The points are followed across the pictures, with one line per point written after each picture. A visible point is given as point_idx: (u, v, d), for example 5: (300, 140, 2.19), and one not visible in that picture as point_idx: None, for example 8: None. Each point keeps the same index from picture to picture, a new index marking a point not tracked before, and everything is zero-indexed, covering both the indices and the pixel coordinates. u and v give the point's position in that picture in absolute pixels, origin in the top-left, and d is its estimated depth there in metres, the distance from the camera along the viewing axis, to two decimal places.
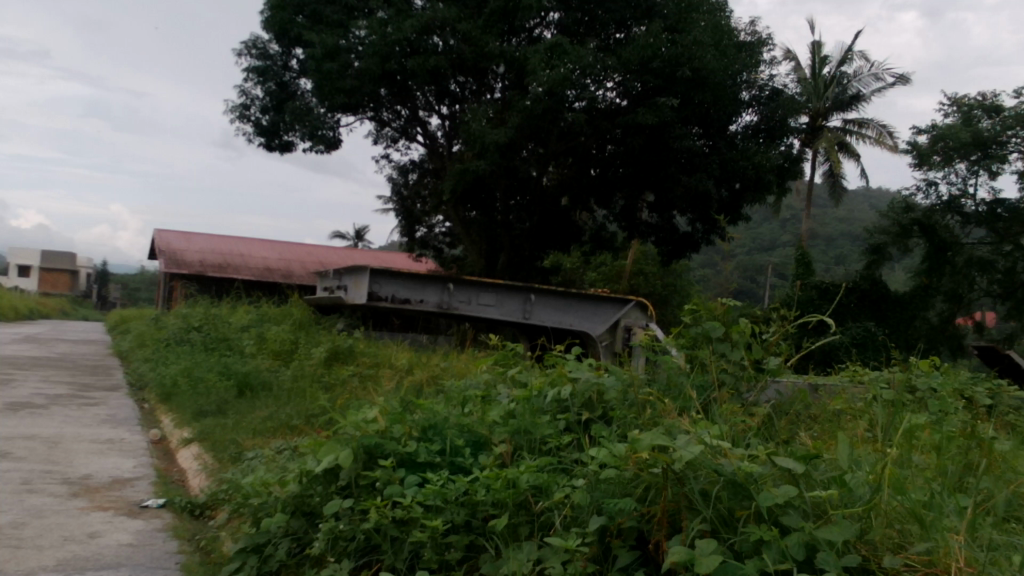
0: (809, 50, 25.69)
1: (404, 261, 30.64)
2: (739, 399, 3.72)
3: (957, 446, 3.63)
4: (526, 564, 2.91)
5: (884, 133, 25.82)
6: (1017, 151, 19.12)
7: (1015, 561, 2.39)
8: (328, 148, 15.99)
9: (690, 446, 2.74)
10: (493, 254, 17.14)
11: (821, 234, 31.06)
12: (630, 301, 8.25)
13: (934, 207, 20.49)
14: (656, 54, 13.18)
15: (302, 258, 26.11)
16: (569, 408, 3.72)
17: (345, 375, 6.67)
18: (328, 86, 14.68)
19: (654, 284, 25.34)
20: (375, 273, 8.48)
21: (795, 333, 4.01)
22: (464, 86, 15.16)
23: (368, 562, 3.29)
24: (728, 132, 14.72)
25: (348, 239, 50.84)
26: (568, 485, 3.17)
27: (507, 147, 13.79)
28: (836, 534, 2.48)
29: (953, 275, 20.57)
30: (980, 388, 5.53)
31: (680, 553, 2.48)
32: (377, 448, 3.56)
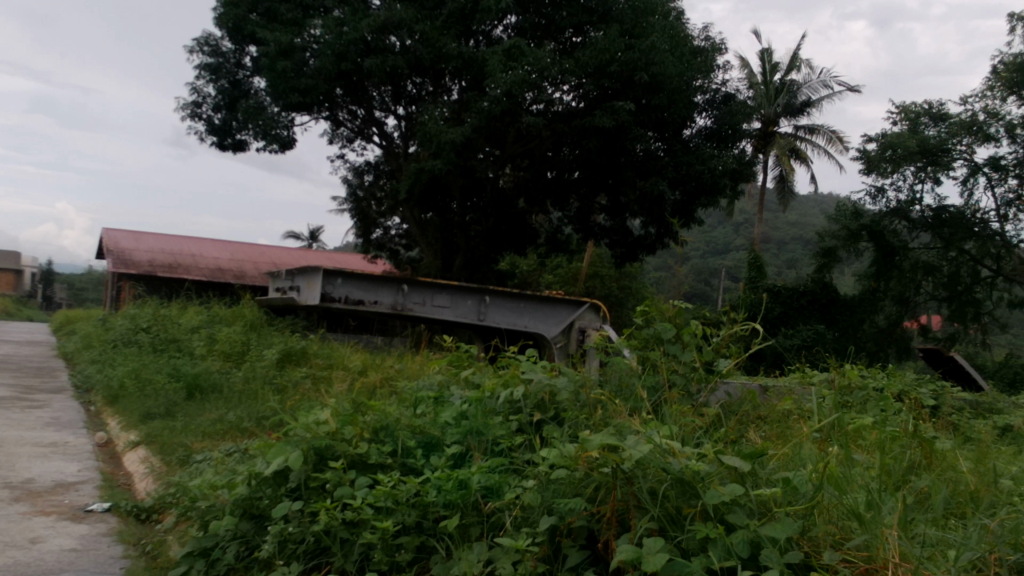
0: (760, 57, 26.11)
1: (358, 262, 30.46)
2: (690, 400, 3.74)
3: (900, 445, 3.72)
4: (476, 565, 2.90)
5: (833, 139, 26.33)
6: (961, 158, 19.70)
7: (952, 553, 2.44)
8: (282, 148, 15.82)
9: (640, 446, 2.77)
10: (450, 256, 17.10)
11: (773, 238, 31.63)
12: (584, 302, 8.31)
13: (882, 213, 20.82)
14: (614, 58, 13.24)
15: (255, 259, 25.82)
16: (522, 409, 3.74)
17: (298, 377, 6.61)
18: (283, 85, 14.52)
19: (610, 286, 25.55)
20: (328, 274, 8.40)
21: (744, 335, 4.06)
22: (421, 87, 15.13)
23: (318, 564, 3.26)
24: (683, 136, 14.97)
25: (303, 240, 50.47)
26: (519, 485, 3.19)
27: (463, 147, 13.76)
28: (779, 531, 2.53)
29: (901, 280, 21.02)
30: (926, 390, 5.73)
31: (627, 552, 2.51)
32: (328, 449, 3.54)
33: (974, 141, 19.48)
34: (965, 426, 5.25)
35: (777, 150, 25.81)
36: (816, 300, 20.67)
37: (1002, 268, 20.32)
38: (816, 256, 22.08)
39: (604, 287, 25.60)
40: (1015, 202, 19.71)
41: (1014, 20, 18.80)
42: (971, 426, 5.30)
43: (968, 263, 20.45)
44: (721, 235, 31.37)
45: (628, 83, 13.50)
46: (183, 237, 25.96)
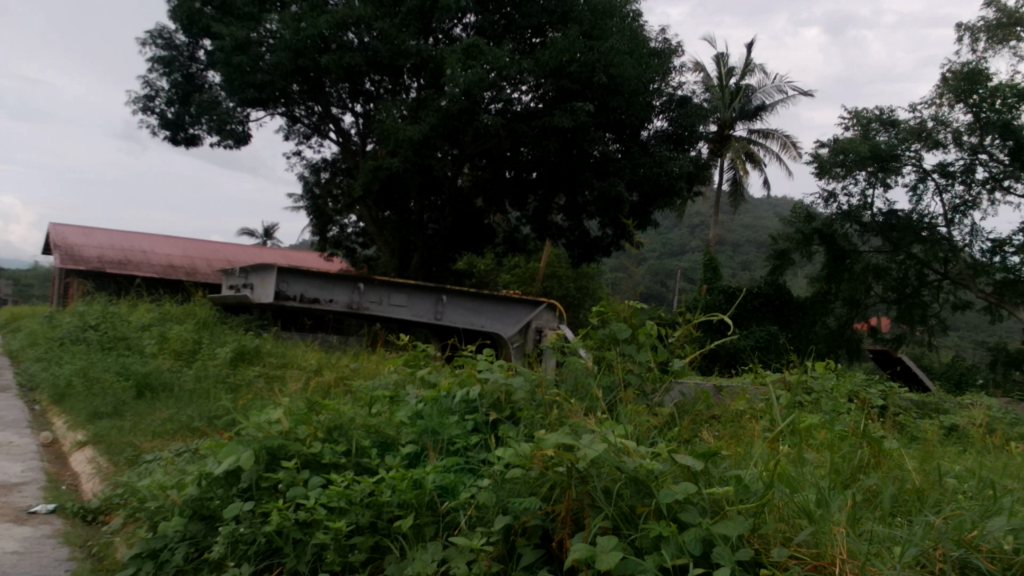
0: (716, 61, 26.44)
1: (314, 260, 30.18)
2: (644, 399, 3.77)
3: (848, 445, 3.78)
4: (430, 565, 2.89)
5: (787, 144, 26.76)
6: (910, 164, 20.13)
7: (897, 550, 2.48)
8: (237, 143, 15.60)
9: (594, 445, 2.78)
10: (407, 254, 17.01)
11: (728, 240, 32.08)
12: (541, 302, 8.30)
13: (833, 217, 21.13)
14: (573, 58, 13.29)
15: (209, 256, 25.45)
16: (478, 409, 3.75)
17: (251, 376, 6.52)
18: (238, 80, 14.33)
19: (567, 286, 25.67)
20: (282, 272, 8.30)
21: (698, 335, 4.10)
22: (379, 84, 15.02)
23: (269, 565, 3.22)
24: (640, 138, 15.10)
25: (258, 237, 49.87)
26: (473, 485, 3.19)
27: (421, 145, 13.69)
28: (730, 528, 2.57)
29: (850, 281, 21.41)
30: (874, 390, 5.85)
31: (581, 551, 2.52)
32: (280, 449, 3.49)
33: (922, 147, 19.93)
34: (911, 426, 5.37)
35: (732, 153, 26.13)
36: (770, 304, 21.65)
37: (949, 271, 20.74)
38: (770, 258, 22.42)
39: (561, 287, 25.71)
40: (961, 207, 20.20)
41: (961, 30, 19.28)
42: (917, 426, 5.42)
43: (915, 267, 20.82)
44: (678, 237, 31.70)
45: (587, 84, 13.55)
46: (133, 233, 25.47)
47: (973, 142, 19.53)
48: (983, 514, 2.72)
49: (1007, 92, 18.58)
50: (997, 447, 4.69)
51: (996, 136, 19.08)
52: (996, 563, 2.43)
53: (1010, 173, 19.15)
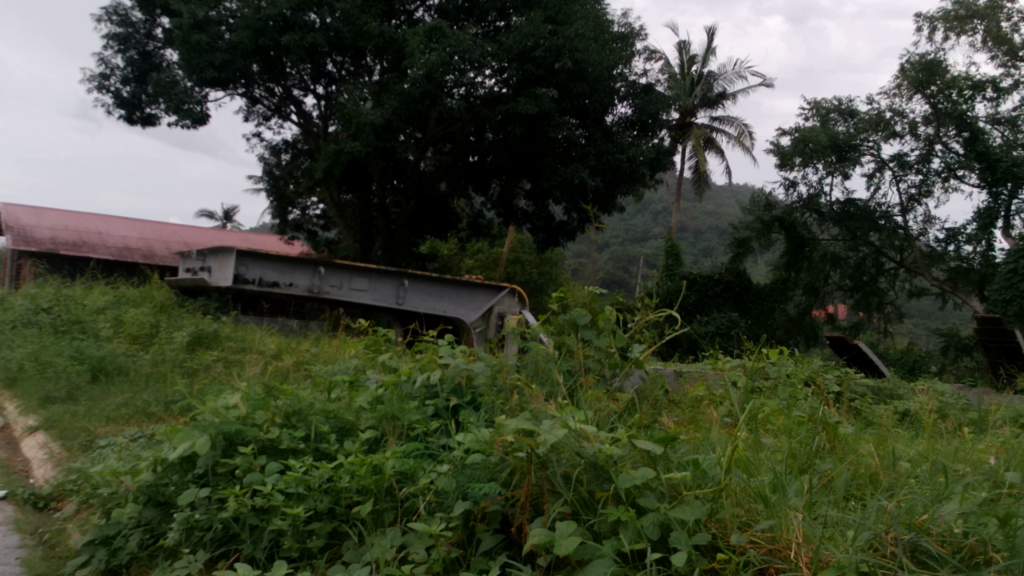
0: (678, 49, 26.56)
1: (274, 242, 29.85)
2: (605, 384, 3.80)
3: (805, 430, 3.82)
4: (389, 551, 2.87)
5: (745, 133, 27.02)
6: (869, 154, 20.47)
7: (851, 534, 2.51)
8: (195, 124, 15.31)
9: (554, 431, 2.79)
10: (369, 239, 16.85)
11: (690, 227, 32.38)
12: (504, 287, 8.29)
13: (794, 205, 21.35)
14: (537, 43, 13.26)
15: (165, 238, 25.05)
16: (438, 394, 3.75)
17: (209, 360, 6.44)
18: (196, 60, 14.06)
19: (530, 271, 25.75)
20: (242, 255, 8.17)
21: (658, 322, 4.14)
22: (342, 66, 14.85)
23: (225, 552, 3.17)
24: (604, 123, 15.11)
25: (216, 218, 49.32)
26: (433, 470, 3.18)
27: (385, 128, 13.47)
28: (688, 513, 2.58)
29: (810, 270, 21.38)
30: (830, 377, 5.96)
31: (540, 535, 2.53)
32: (238, 435, 3.45)
33: (879, 138, 20.25)
34: (865, 411, 5.48)
35: (694, 141, 26.31)
36: (730, 290, 22.38)
37: (904, 260, 21.16)
38: (730, 246, 22.67)
39: (524, 273, 25.78)
40: (916, 197, 20.58)
41: (920, 22, 19.59)
42: (870, 410, 5.54)
43: (872, 255, 21.22)
44: (640, 223, 31.91)
45: (552, 69, 13.54)
46: (88, 215, 24.95)
47: (929, 133, 19.88)
48: (935, 499, 2.76)
49: (964, 84, 18.97)
50: (949, 432, 4.80)
51: (952, 127, 19.44)
52: (945, 545, 2.45)
53: (964, 163, 19.48)
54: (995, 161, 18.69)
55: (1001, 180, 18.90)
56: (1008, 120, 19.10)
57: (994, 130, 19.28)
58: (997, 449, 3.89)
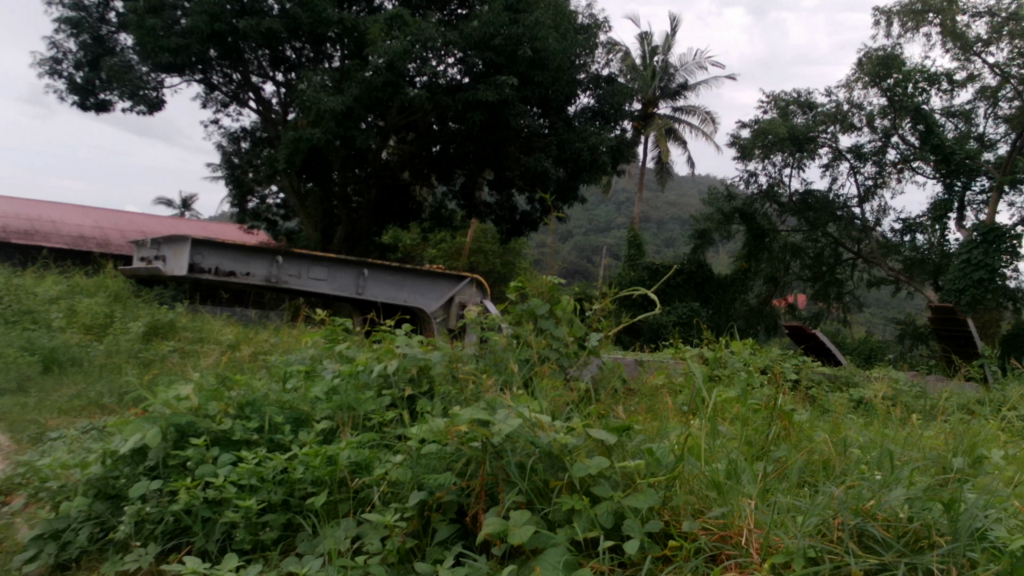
0: (640, 40, 26.65)
1: (233, 231, 29.48)
2: (562, 373, 3.82)
3: (761, 417, 3.86)
4: (343, 542, 2.85)
5: (707, 121, 27.22)
6: (827, 145, 20.75)
7: (800, 519, 2.55)
8: (150, 110, 15.02)
9: (509, 420, 2.77)
10: (330, 227, 16.66)
11: (653, 218, 32.63)
12: (465, 277, 8.30)
13: (753, 196, 21.58)
14: (498, 31, 13.19)
15: (121, 226, 24.62)
16: (394, 384, 3.73)
17: (165, 351, 6.32)
18: (150, 44, 13.76)
19: (493, 261, 25.84)
20: (197, 244, 8.00)
21: (616, 311, 4.17)
22: (300, 52, 14.65)
23: (178, 545, 3.12)
24: (566, 114, 15.19)
25: (175, 207, 48.93)
26: (389, 460, 3.16)
27: (345, 116, 13.32)
28: (641, 501, 2.61)
29: (771, 259, 21.86)
30: (788, 365, 6.06)
31: (494, 525, 2.53)
32: (189, 427, 3.39)
33: (837, 130, 20.55)
34: (821, 398, 5.58)
35: (656, 131, 26.47)
36: (692, 280, 23.02)
37: (862, 250, 21.51)
38: (691, 237, 22.86)
39: (487, 263, 25.85)
40: (873, 188, 20.93)
41: (877, 15, 19.87)
42: (826, 398, 5.63)
43: (831, 245, 21.56)
44: (603, 213, 32.09)
45: (512, 57, 13.48)
46: (40, 203, 24.39)
47: (885, 125, 20.21)
48: (882, 484, 2.81)
49: (919, 77, 19.28)
50: (901, 419, 4.89)
51: (908, 120, 19.77)
52: (891, 530, 2.49)
53: (919, 155, 19.89)
54: (949, 154, 19.13)
55: (955, 172, 19.35)
56: (962, 113, 19.51)
57: (949, 122, 19.67)
58: (946, 434, 3.98)
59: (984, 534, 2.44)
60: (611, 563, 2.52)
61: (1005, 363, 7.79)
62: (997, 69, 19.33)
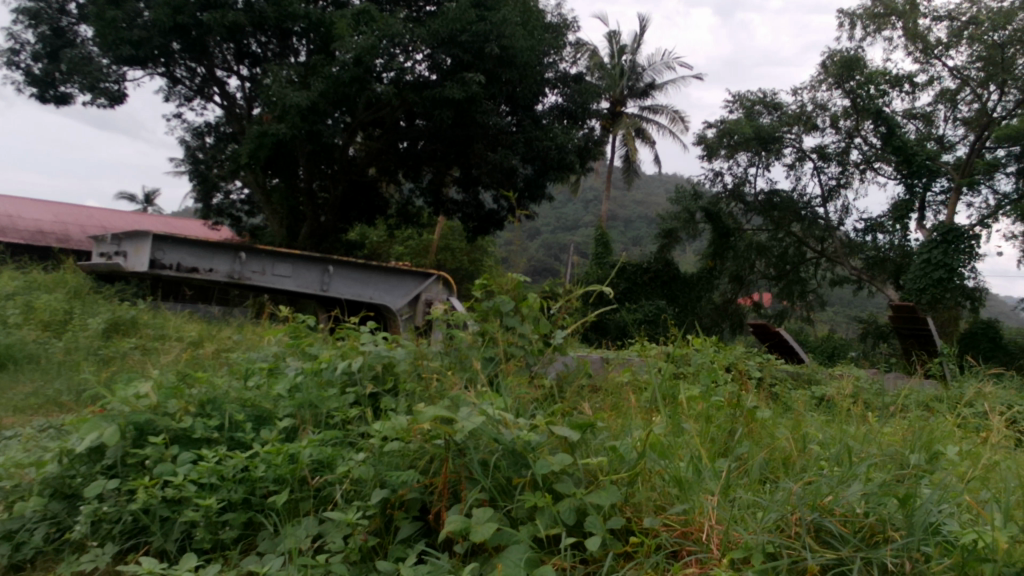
0: (608, 39, 26.74)
1: (196, 227, 29.12)
2: (527, 371, 3.83)
3: (723, 414, 3.89)
4: (304, 541, 2.82)
5: (675, 120, 27.41)
6: (791, 146, 21.00)
7: (760, 515, 2.58)
8: (111, 103, 14.77)
9: (472, 418, 2.77)
10: (296, 224, 16.51)
11: (620, 216, 32.80)
12: (431, 274, 8.29)
13: (720, 195, 21.80)
14: (465, 28, 13.14)
15: (80, 222, 24.21)
16: (358, 381, 3.71)
17: (126, 349, 6.22)
18: (112, 36, 13.55)
19: (461, 258, 25.82)
20: (158, 239, 7.86)
21: (581, 309, 4.18)
22: (266, 47, 14.50)
23: (136, 545, 3.07)
24: (535, 111, 15.23)
25: (138, 202, 48.25)
26: (351, 458, 3.15)
27: (311, 111, 13.20)
28: (603, 499, 2.62)
29: (736, 258, 22.12)
30: (751, 363, 6.13)
31: (456, 522, 2.52)
32: (148, 425, 3.34)
33: (802, 130, 20.80)
34: (783, 395, 5.66)
35: (624, 130, 26.59)
36: (658, 279, 23.22)
37: (825, 249, 21.80)
38: (658, 235, 23.01)
39: (455, 260, 25.82)
40: (836, 188, 21.21)
41: (842, 18, 20.14)
42: (788, 395, 5.70)
43: (795, 244, 21.83)
44: (571, 211, 32.18)
45: (480, 54, 13.46)
46: None
47: (849, 126, 20.48)
48: (840, 480, 2.86)
49: (881, 79, 19.57)
50: (861, 415, 4.96)
51: (870, 121, 20.06)
52: (847, 525, 2.53)
53: (881, 156, 20.21)
54: (910, 155, 19.47)
55: (916, 173, 19.60)
56: (923, 115, 19.84)
57: (910, 124, 20.01)
58: (904, 431, 4.05)
59: (938, 528, 2.49)
60: (573, 559, 2.53)
61: (962, 361, 7.95)
62: (957, 73, 19.69)
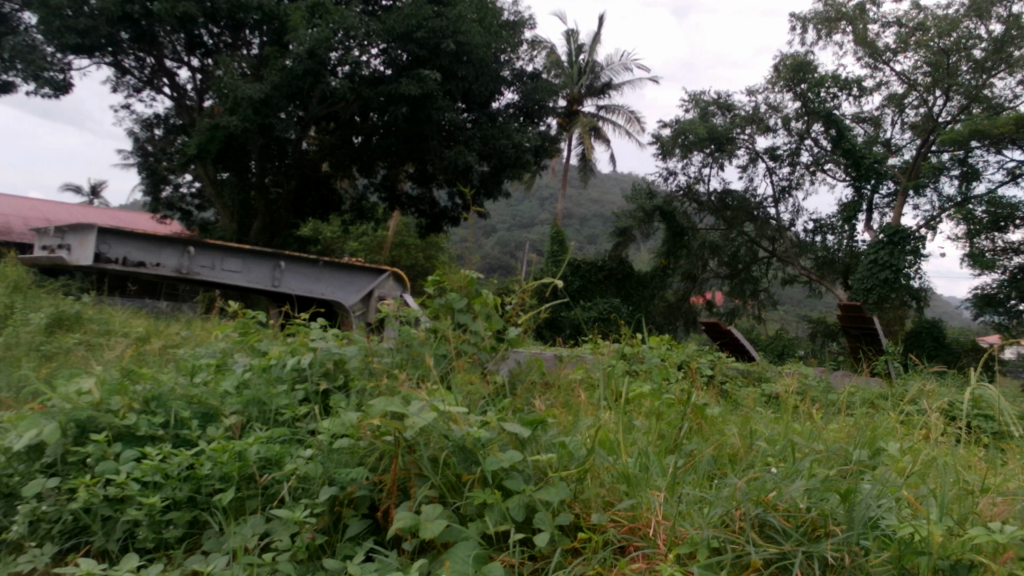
0: (566, 37, 26.84)
1: (145, 221, 28.61)
2: (479, 367, 3.83)
3: (675, 411, 3.93)
4: (251, 540, 2.79)
5: (632, 120, 27.61)
6: (744, 146, 21.30)
7: (705, 510, 2.61)
8: (55, 92, 14.41)
9: (423, 414, 2.75)
10: (247, 219, 16.26)
11: (576, 215, 33.00)
12: (385, 271, 8.25)
13: (673, 194, 22.11)
14: (421, 24, 13.10)
15: (24, 214, 23.64)
16: (308, 377, 3.68)
17: (69, 344, 6.06)
18: (56, 24, 13.19)
19: (416, 255, 25.75)
20: (103, 232, 7.68)
21: (534, 306, 4.18)
22: (218, 38, 14.29)
23: (76, 545, 2.98)
24: (491, 109, 15.26)
25: (84, 194, 47.35)
26: (299, 456, 3.13)
27: (263, 104, 13.02)
28: (553, 495, 2.63)
29: (689, 257, 22.35)
30: (702, 362, 6.21)
31: (405, 519, 2.50)
32: (91, 422, 3.25)
33: (754, 131, 21.11)
34: (734, 393, 5.73)
35: (580, 129, 26.73)
36: (613, 277, 23.36)
37: (776, 249, 22.15)
38: (613, 234, 23.16)
39: (409, 257, 25.72)
40: (787, 189, 21.58)
41: (794, 22, 20.47)
42: (738, 393, 5.78)
43: (747, 244, 22.14)
44: (527, 209, 32.26)
45: (435, 51, 13.43)
46: None
47: (800, 129, 20.84)
48: (784, 475, 2.91)
49: (831, 83, 19.95)
50: (808, 412, 5.04)
51: (821, 124, 20.45)
52: (790, 520, 2.57)
53: (831, 158, 20.62)
54: (859, 158, 19.88)
55: (865, 176, 20.04)
56: (872, 119, 20.26)
57: (858, 128, 20.43)
58: (848, 427, 4.13)
59: (877, 522, 2.54)
60: (521, 556, 2.54)
61: (907, 359, 8.14)
62: (904, 78, 20.16)
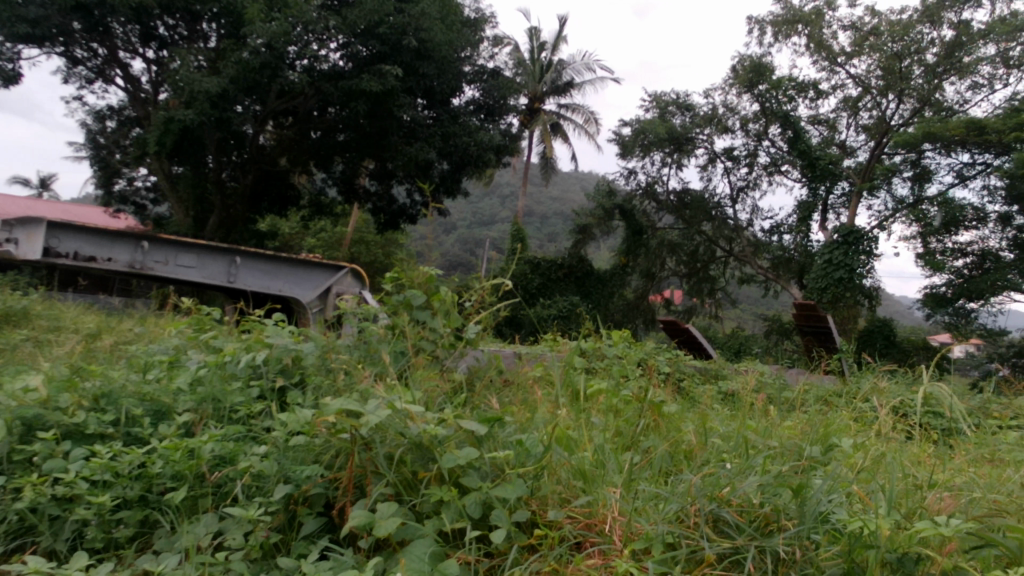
0: (528, 35, 26.86)
1: (97, 216, 28.04)
2: (437, 364, 3.81)
3: (632, 409, 3.96)
4: (202, 539, 2.74)
5: (591, 120, 27.73)
6: (703, 146, 21.52)
7: (661, 507, 2.64)
8: (4, 82, 14.03)
9: (378, 412, 2.73)
10: (203, 214, 16.01)
11: (536, 213, 33.08)
12: (343, 268, 8.20)
13: (633, 193, 22.26)
14: (382, 20, 13.03)
15: None
16: (263, 374, 3.63)
17: (16, 341, 5.91)
18: (4, 13, 12.84)
19: (375, 252, 25.58)
20: (53, 227, 7.48)
21: (492, 303, 4.19)
22: (173, 30, 14.08)
23: (21, 545, 2.90)
24: (451, 105, 15.23)
25: (33, 186, 46.19)
26: (253, 452, 3.09)
27: (220, 97, 12.81)
28: (509, 492, 2.65)
29: (648, 256, 22.51)
30: (659, 360, 6.27)
31: (360, 518, 2.49)
32: (37, 420, 3.18)
33: (712, 132, 21.34)
34: (690, 390, 5.79)
35: (541, 127, 26.80)
36: (572, 275, 23.45)
37: (733, 249, 22.43)
38: (573, 232, 23.25)
39: (369, 254, 25.55)
40: (744, 189, 21.87)
41: (752, 24, 20.73)
42: (694, 390, 5.85)
43: (705, 243, 22.38)
44: (488, 206, 32.26)
45: (396, 47, 13.37)
46: None
47: (757, 129, 21.13)
48: (737, 471, 2.94)
49: (789, 85, 20.19)
50: (763, 410, 5.11)
51: (778, 125, 20.75)
52: (743, 515, 2.61)
53: (788, 159, 20.94)
54: (815, 159, 20.21)
55: (820, 177, 20.37)
56: (827, 121, 20.61)
57: (814, 129, 20.77)
58: (801, 424, 4.19)
59: (828, 517, 2.57)
60: (478, 553, 2.54)
61: (858, 358, 8.29)
62: (858, 82, 20.54)
